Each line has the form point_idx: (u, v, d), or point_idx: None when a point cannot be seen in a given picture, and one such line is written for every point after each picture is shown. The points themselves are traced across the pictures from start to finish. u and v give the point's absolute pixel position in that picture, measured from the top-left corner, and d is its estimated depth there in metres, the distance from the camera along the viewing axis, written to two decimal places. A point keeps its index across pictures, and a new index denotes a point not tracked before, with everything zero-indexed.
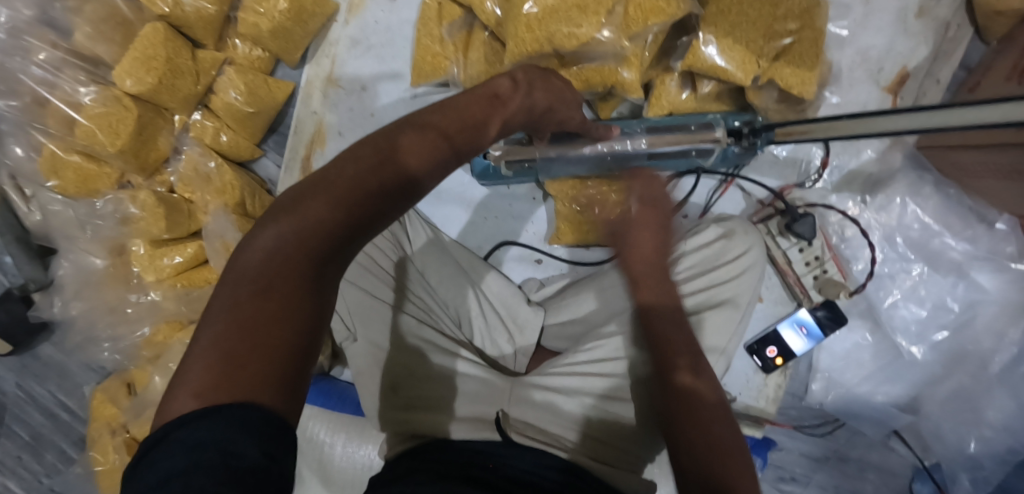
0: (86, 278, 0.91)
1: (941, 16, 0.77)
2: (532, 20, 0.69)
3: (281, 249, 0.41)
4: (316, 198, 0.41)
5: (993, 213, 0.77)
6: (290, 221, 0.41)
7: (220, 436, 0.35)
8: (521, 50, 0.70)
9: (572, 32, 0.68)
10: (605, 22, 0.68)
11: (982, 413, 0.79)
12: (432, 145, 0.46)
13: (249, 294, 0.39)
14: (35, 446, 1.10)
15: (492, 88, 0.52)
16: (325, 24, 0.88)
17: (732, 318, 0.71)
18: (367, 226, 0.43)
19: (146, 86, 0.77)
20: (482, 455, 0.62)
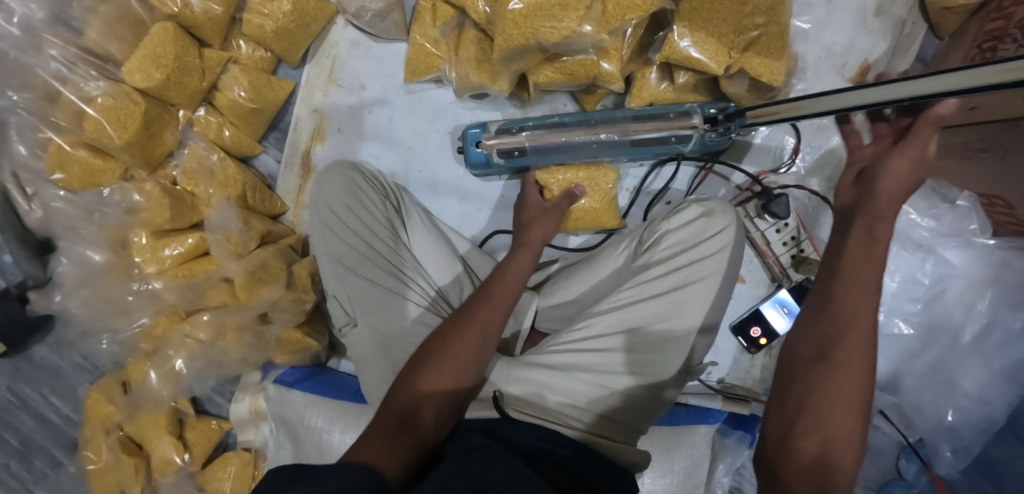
0: (89, 273, 0.93)
1: (897, 13, 0.84)
2: (518, 16, 0.71)
3: (425, 392, 0.65)
4: (408, 393, 0.64)
5: (953, 192, 0.82)
6: (423, 371, 0.66)
7: (350, 481, 0.49)
8: (506, 43, 0.73)
9: (555, 27, 0.71)
10: (584, 17, 0.71)
11: (958, 383, 0.83)
12: (511, 294, 0.73)
13: (388, 439, 0.59)
14: (24, 451, 1.11)
15: (529, 246, 0.78)
16: (326, 27, 0.92)
17: (704, 313, 0.75)
18: (468, 357, 0.67)
19: (154, 81, 0.81)
20: (496, 432, 0.67)
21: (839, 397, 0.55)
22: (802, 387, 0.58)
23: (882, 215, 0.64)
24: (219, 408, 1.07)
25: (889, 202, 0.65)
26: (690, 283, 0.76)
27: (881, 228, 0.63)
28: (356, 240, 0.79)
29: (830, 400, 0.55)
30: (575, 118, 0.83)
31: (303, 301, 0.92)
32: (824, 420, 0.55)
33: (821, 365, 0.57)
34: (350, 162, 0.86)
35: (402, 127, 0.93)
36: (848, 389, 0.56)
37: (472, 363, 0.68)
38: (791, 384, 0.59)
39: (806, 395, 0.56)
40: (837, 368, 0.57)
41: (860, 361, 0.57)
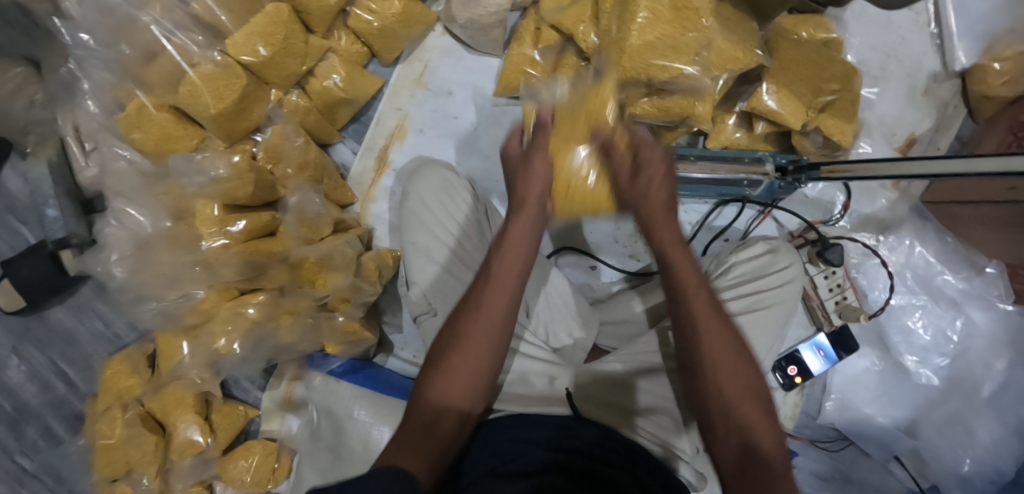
0: (142, 239, 0.91)
1: (942, 96, 0.94)
2: (634, 50, 0.76)
3: (443, 394, 0.61)
4: (432, 391, 0.61)
5: (982, 259, 0.91)
6: (440, 370, 0.62)
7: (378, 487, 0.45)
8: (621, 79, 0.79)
9: (666, 66, 0.77)
10: (694, 61, 0.78)
11: (974, 432, 0.91)
12: (523, 261, 0.66)
13: (412, 448, 0.56)
14: (19, 419, 1.05)
15: (526, 200, 0.67)
16: (424, 32, 0.95)
17: (764, 340, 0.80)
18: (481, 362, 0.62)
19: (258, 57, 0.82)
20: (560, 430, 0.69)
21: (729, 380, 0.59)
22: (688, 372, 0.62)
23: (666, 234, 0.63)
24: (246, 392, 1.04)
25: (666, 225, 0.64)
26: (753, 311, 0.80)
27: (663, 226, 0.63)
28: (443, 235, 0.82)
29: (722, 381, 0.59)
30: None
31: (365, 293, 0.92)
32: (726, 411, 0.58)
33: (685, 371, 0.62)
34: (442, 162, 0.89)
35: (482, 137, 0.96)
36: (738, 367, 0.60)
37: (491, 339, 0.63)
38: (687, 378, 0.62)
39: (689, 343, 0.61)
40: (720, 358, 0.60)
41: (731, 353, 0.60)
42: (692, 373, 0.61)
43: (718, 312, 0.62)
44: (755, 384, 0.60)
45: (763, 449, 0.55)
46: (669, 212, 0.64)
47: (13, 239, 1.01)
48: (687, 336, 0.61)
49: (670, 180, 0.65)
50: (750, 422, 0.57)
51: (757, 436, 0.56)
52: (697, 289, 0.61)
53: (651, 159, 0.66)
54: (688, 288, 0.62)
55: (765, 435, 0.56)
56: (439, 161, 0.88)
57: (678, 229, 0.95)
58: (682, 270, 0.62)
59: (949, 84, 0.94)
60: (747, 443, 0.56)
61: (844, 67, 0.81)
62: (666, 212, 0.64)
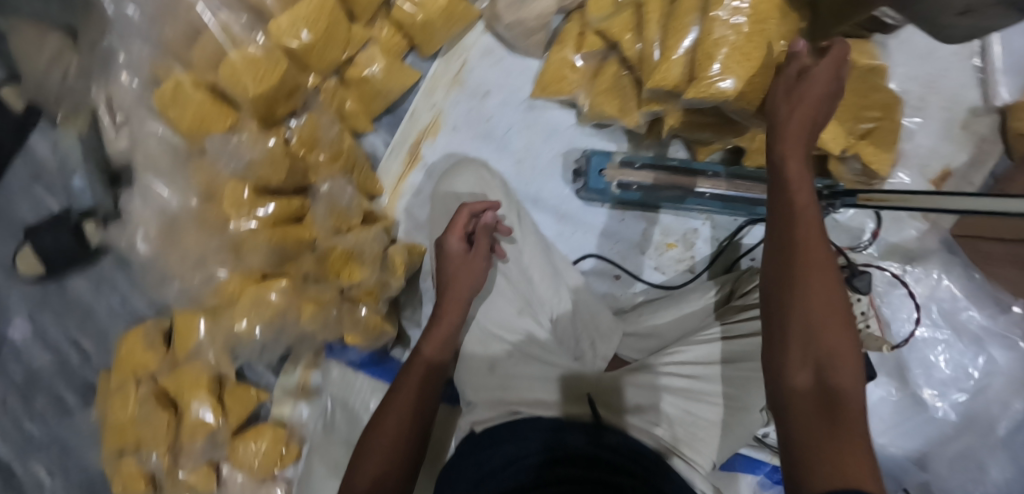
0: (168, 218, 0.90)
1: (979, 130, 0.94)
2: (677, 62, 0.75)
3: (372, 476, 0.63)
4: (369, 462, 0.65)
5: (1007, 298, 0.91)
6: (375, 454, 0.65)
7: None
8: (693, 94, 0.73)
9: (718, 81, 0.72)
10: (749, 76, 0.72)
11: (986, 469, 0.91)
12: (447, 326, 0.76)
13: None
14: (29, 386, 1.05)
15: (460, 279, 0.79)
16: (465, 29, 0.94)
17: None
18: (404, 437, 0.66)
19: (302, 43, 0.81)
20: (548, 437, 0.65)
21: (819, 318, 0.49)
22: (777, 285, 0.51)
23: (797, 168, 0.55)
24: (258, 377, 1.04)
25: (801, 165, 0.55)
26: None
27: (790, 140, 0.57)
28: (478, 236, 0.84)
29: (808, 323, 0.49)
30: (688, 165, 0.89)
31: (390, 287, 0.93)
32: (803, 336, 0.49)
33: (795, 265, 0.50)
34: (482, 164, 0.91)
35: (516, 139, 0.95)
36: (836, 308, 0.49)
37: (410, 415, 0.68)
38: (781, 291, 0.51)
39: (783, 254, 0.51)
40: (822, 294, 0.49)
41: (825, 269, 0.50)
42: (786, 291, 0.50)
43: (817, 222, 0.52)
44: (841, 325, 0.48)
45: (839, 380, 0.47)
46: (798, 131, 0.57)
47: (36, 207, 1.01)
48: (774, 258, 0.52)
49: (831, 104, 0.60)
50: (834, 351, 0.47)
51: (838, 371, 0.47)
52: (806, 199, 0.53)
53: (819, 76, 0.58)
54: (799, 207, 0.53)
55: (844, 370, 0.47)
56: (479, 162, 0.89)
57: (703, 245, 0.95)
58: (797, 182, 0.54)
59: (987, 119, 0.93)
60: (823, 366, 0.47)
61: (885, 97, 0.82)
62: (803, 143, 0.57)
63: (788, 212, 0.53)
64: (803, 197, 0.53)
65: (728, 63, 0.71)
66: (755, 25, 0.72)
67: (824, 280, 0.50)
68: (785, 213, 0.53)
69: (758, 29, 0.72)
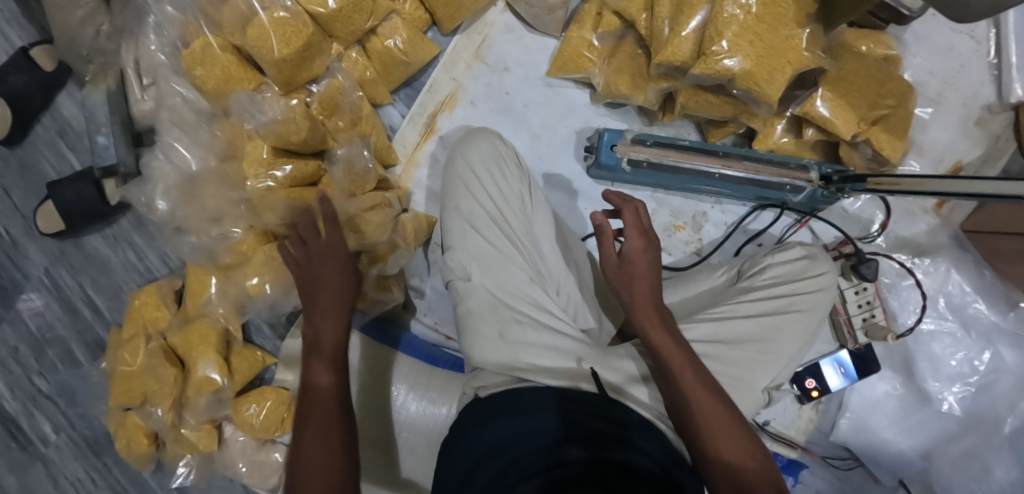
0: (191, 175, 0.94)
1: (994, 128, 0.93)
2: (687, 39, 0.77)
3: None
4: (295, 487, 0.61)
5: (1017, 294, 0.91)
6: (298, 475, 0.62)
7: None
8: (701, 70, 0.75)
9: (724, 60, 0.74)
10: (751, 57, 0.74)
11: (992, 470, 0.90)
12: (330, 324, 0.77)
13: None
14: (43, 337, 1.07)
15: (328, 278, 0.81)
16: (486, 6, 0.96)
17: (795, 345, 0.79)
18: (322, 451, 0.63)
19: (328, 10, 0.84)
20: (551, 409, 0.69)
21: (721, 440, 0.65)
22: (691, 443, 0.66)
23: (660, 332, 0.71)
24: (265, 340, 1.05)
25: (659, 327, 0.72)
26: (786, 312, 0.80)
27: (643, 312, 0.73)
28: (490, 205, 0.83)
29: (717, 448, 0.65)
30: (701, 146, 0.89)
31: (405, 255, 0.93)
32: (711, 457, 0.64)
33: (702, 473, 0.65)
34: (493, 131, 0.90)
35: (533, 115, 0.97)
36: (727, 424, 0.66)
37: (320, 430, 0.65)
38: (695, 438, 0.66)
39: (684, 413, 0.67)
40: (718, 423, 0.66)
41: (713, 404, 0.67)
42: (695, 445, 0.66)
43: (696, 367, 0.69)
44: (735, 426, 0.66)
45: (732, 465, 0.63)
46: (662, 319, 0.73)
47: (61, 164, 1.04)
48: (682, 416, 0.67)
49: (652, 245, 0.77)
50: (731, 460, 0.64)
51: (736, 465, 0.63)
52: (678, 356, 0.69)
53: (635, 247, 0.76)
54: (676, 368, 0.69)
55: (746, 469, 0.63)
56: (490, 131, 0.90)
57: (712, 229, 0.96)
58: (684, 378, 0.68)
59: (1002, 116, 0.93)
60: (729, 470, 0.63)
61: (901, 84, 0.82)
62: (651, 310, 0.73)
63: (670, 377, 0.69)
64: (679, 363, 0.69)
65: (738, 40, 0.73)
66: (766, 7, 0.74)
67: (707, 397, 0.67)
68: (674, 378, 0.69)
69: (769, 11, 0.74)
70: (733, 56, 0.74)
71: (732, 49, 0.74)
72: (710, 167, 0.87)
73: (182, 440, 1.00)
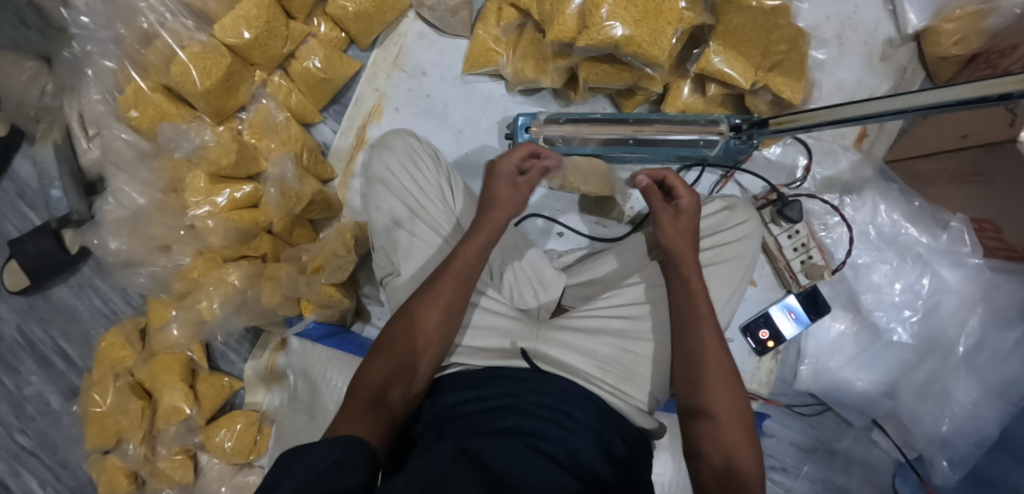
0: (137, 212, 0.98)
1: (899, 61, 0.96)
2: (571, 13, 0.83)
3: (374, 381, 0.66)
4: (376, 365, 0.68)
5: (947, 215, 0.91)
6: (392, 345, 0.69)
7: (342, 458, 0.49)
8: (587, 42, 0.81)
9: (603, 27, 0.80)
10: (630, 21, 0.80)
11: (953, 394, 0.88)
12: (486, 235, 0.78)
13: (359, 412, 0.61)
14: (22, 393, 1.10)
15: (491, 224, 0.79)
16: (397, 19, 1.01)
17: (722, 293, 0.82)
18: (433, 327, 0.71)
19: (243, 40, 0.89)
20: (522, 382, 0.72)
21: (731, 437, 0.63)
22: (691, 429, 0.66)
23: (711, 336, 0.70)
24: (231, 365, 1.08)
25: (709, 328, 0.70)
26: (709, 265, 0.82)
27: (695, 289, 0.73)
28: (408, 199, 0.87)
29: (717, 444, 0.63)
30: (614, 117, 0.93)
31: (345, 261, 0.96)
32: (708, 444, 0.63)
33: (694, 457, 0.64)
34: (408, 131, 0.94)
35: (454, 112, 1.01)
36: (734, 417, 0.65)
37: (436, 318, 0.71)
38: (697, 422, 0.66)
39: (698, 393, 0.67)
40: (727, 431, 0.64)
41: (728, 395, 0.66)
42: (692, 429, 0.66)
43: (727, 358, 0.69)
44: (738, 419, 0.65)
45: (730, 448, 0.62)
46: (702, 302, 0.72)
47: (21, 222, 1.10)
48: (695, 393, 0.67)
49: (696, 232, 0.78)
50: (734, 451, 0.62)
51: (736, 459, 0.61)
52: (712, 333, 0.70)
53: (685, 208, 0.78)
54: (707, 350, 0.69)
55: (745, 460, 0.62)
56: (405, 131, 0.92)
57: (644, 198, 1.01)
58: (710, 364, 0.68)
59: (905, 48, 0.96)
60: (730, 461, 0.61)
61: (789, 30, 0.86)
62: (704, 299, 0.73)
63: (696, 364, 0.68)
64: (713, 351, 0.69)
65: (616, 7, 0.80)
66: None
67: (724, 395, 0.66)
68: (692, 365, 0.69)
69: None
70: (616, 21, 0.80)
71: (613, 16, 0.80)
72: (624, 134, 0.90)
73: (159, 473, 1.01)
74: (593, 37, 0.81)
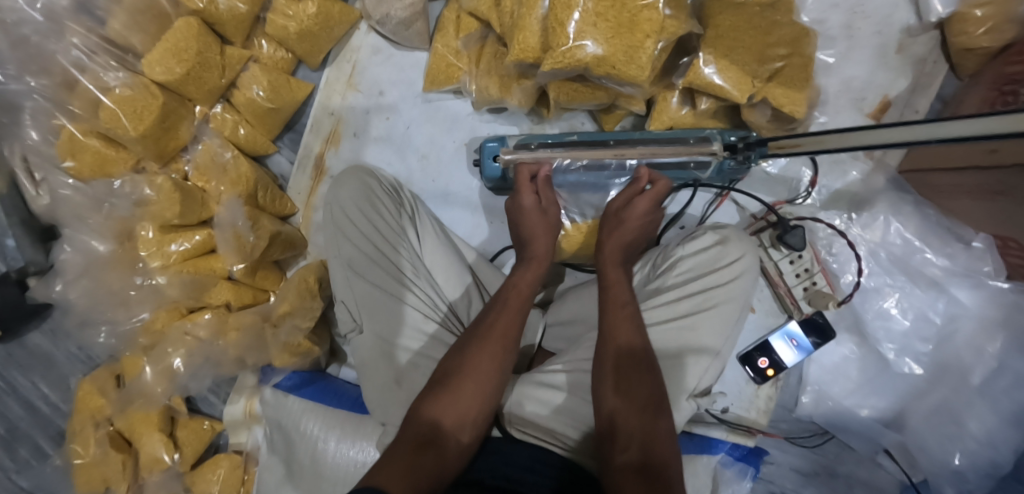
0: (91, 263, 0.92)
1: (917, 52, 0.84)
2: (529, 26, 0.72)
3: (431, 418, 0.64)
4: (426, 404, 0.65)
5: (969, 233, 0.82)
6: (445, 384, 0.66)
7: None
8: (553, 65, 0.71)
9: (565, 50, 0.69)
10: (597, 38, 0.69)
11: (967, 426, 0.82)
12: (537, 267, 0.77)
13: (406, 456, 0.59)
14: (10, 439, 1.08)
15: (540, 257, 0.77)
16: (348, 31, 0.92)
17: (714, 340, 0.74)
18: (487, 372, 0.67)
19: (174, 76, 0.80)
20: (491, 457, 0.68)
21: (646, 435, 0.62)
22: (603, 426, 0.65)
23: (629, 329, 0.68)
24: (212, 407, 1.05)
25: (629, 320, 0.69)
26: (701, 310, 0.74)
27: (615, 289, 0.72)
28: (367, 245, 0.81)
29: (637, 437, 0.62)
30: (593, 137, 0.83)
31: (309, 309, 0.90)
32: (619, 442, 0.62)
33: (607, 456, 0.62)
34: (368, 168, 0.88)
35: (419, 135, 0.93)
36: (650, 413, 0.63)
37: (494, 364, 0.68)
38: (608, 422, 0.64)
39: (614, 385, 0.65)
40: (658, 434, 0.62)
41: (646, 390, 0.64)
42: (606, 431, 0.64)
43: (647, 354, 0.67)
44: (662, 420, 0.64)
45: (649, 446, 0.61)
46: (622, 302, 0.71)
47: None
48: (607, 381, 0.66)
49: (645, 227, 0.77)
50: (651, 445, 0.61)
51: (658, 453, 0.60)
52: (632, 332, 0.68)
53: (636, 209, 0.76)
54: (627, 346, 0.67)
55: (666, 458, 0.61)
56: (360, 167, 0.86)
57: None
58: (625, 357, 0.66)
59: (924, 37, 0.83)
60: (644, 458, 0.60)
61: (791, 29, 0.73)
62: (625, 304, 0.71)
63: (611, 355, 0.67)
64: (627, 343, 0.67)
65: (584, 23, 0.69)
66: None
67: (643, 389, 0.64)
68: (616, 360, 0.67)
69: None
70: (586, 39, 0.69)
71: (581, 33, 0.69)
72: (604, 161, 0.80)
73: None
74: (557, 60, 0.70)
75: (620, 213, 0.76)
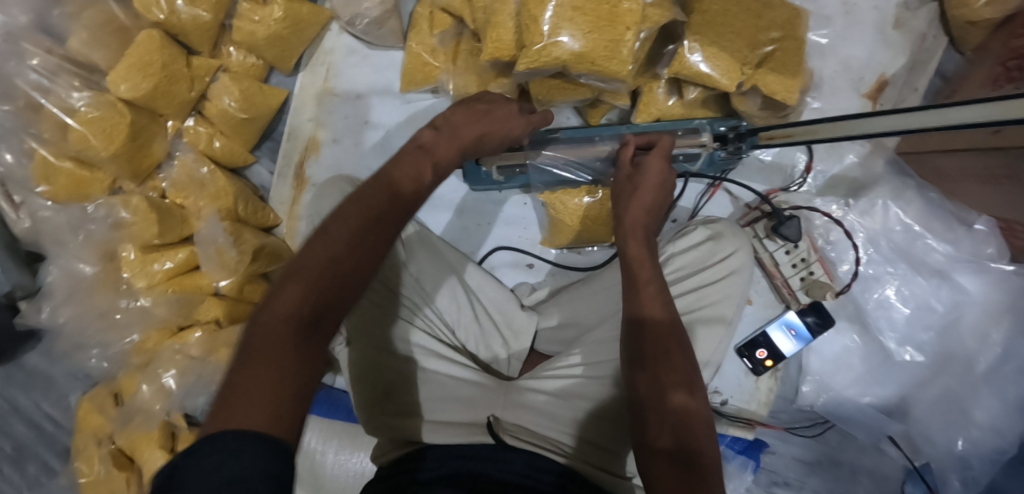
0: (74, 286, 0.90)
1: (917, 27, 0.80)
2: (502, 22, 0.69)
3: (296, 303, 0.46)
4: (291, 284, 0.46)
5: (971, 215, 0.80)
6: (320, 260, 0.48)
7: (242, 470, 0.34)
8: (528, 64, 0.67)
9: (539, 49, 0.66)
10: (574, 31, 0.65)
11: (971, 413, 0.81)
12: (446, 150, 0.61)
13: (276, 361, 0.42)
14: (16, 458, 1.08)
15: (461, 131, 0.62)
16: (319, 33, 0.90)
17: (710, 341, 0.72)
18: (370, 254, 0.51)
19: (141, 91, 0.77)
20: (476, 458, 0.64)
21: (679, 419, 0.57)
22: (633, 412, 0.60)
23: (655, 304, 0.62)
24: None
25: (654, 297, 0.63)
26: (696, 310, 0.73)
27: (637, 264, 0.65)
28: None
29: (670, 421, 0.57)
30: (580, 133, 0.80)
31: None
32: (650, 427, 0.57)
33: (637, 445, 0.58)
34: (347, 177, 0.84)
35: (399, 138, 0.90)
36: (681, 394, 0.58)
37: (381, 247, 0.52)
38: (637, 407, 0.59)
39: (642, 364, 0.60)
40: (693, 411, 0.58)
41: (678, 372, 0.59)
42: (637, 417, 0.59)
43: (675, 330, 0.61)
44: (697, 399, 0.59)
45: (685, 428, 0.56)
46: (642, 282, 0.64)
47: None
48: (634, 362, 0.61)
49: (664, 189, 0.69)
50: (685, 427, 0.57)
51: (693, 437, 0.56)
52: (659, 310, 0.62)
53: (652, 167, 0.68)
54: (650, 319, 0.61)
55: (703, 441, 0.56)
56: (341, 177, 0.84)
57: None
58: (653, 336, 0.61)
59: (923, 11, 0.80)
60: (680, 443, 0.55)
61: (782, 11, 0.71)
62: (648, 280, 0.64)
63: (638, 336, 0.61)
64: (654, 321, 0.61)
65: (559, 17, 0.65)
66: None
67: (673, 369, 0.59)
68: (644, 339, 0.61)
69: None
70: (562, 34, 0.65)
71: (555, 29, 0.65)
72: (590, 157, 0.77)
73: None
74: (532, 58, 0.66)
75: (631, 179, 0.69)
